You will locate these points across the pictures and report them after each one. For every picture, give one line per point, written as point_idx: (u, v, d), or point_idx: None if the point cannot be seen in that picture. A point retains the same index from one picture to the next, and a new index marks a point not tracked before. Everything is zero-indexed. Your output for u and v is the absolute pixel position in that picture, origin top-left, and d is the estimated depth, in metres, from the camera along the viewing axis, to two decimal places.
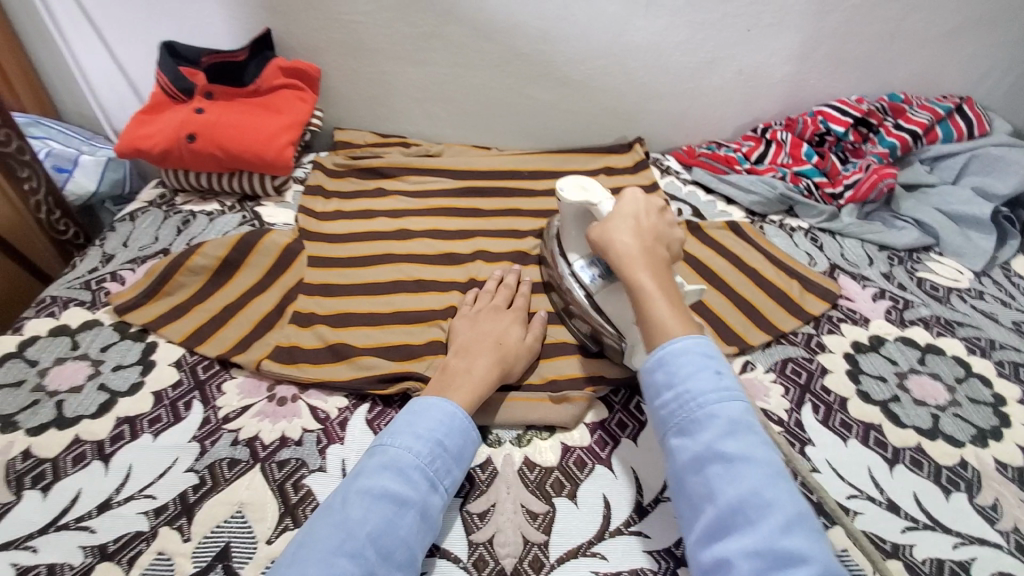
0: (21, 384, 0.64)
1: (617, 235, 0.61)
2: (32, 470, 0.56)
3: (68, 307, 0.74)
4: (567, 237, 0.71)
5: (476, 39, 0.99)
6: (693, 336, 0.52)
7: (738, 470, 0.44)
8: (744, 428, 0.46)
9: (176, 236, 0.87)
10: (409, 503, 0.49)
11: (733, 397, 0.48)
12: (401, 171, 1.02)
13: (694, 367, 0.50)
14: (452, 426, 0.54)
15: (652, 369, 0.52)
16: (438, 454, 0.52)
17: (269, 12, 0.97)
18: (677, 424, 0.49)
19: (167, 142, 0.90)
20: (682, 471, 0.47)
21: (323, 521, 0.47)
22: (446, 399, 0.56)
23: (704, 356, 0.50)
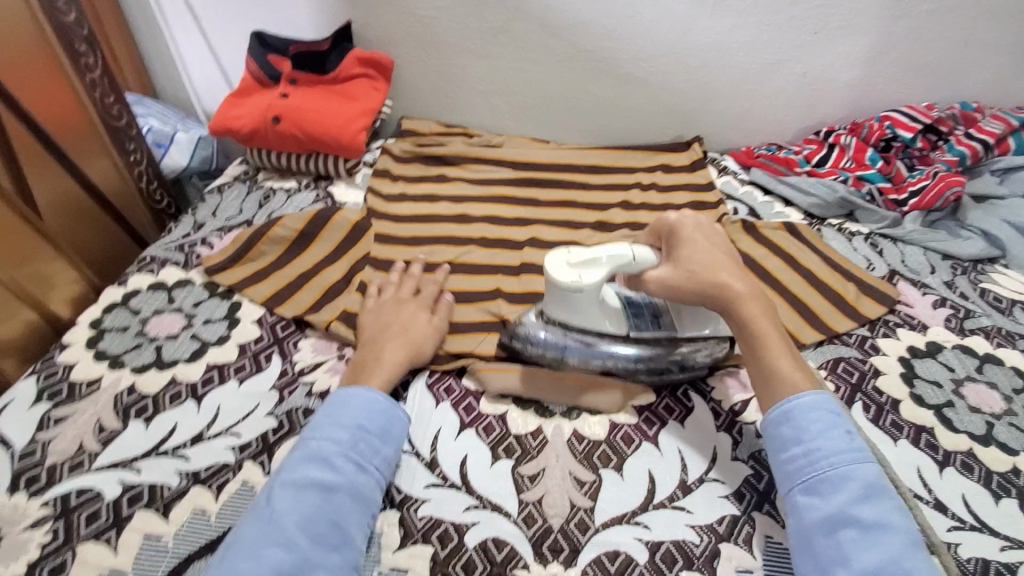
0: (126, 329, 0.71)
1: (720, 275, 0.60)
2: (136, 403, 0.62)
3: (165, 265, 0.82)
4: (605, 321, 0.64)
5: (542, 35, 1.03)
6: (818, 389, 0.55)
7: (876, 537, 0.45)
8: (881, 494, 0.48)
9: (258, 209, 0.94)
10: (339, 487, 0.51)
11: (865, 461, 0.50)
12: (463, 160, 1.07)
13: (824, 427, 0.52)
14: (373, 409, 0.56)
15: (778, 422, 0.54)
16: (363, 437, 0.54)
17: (351, 6, 1.03)
18: (806, 482, 0.50)
19: (254, 123, 0.98)
20: (809, 528, 0.48)
21: (250, 518, 0.48)
22: (368, 388, 0.58)
23: (833, 414, 0.53)
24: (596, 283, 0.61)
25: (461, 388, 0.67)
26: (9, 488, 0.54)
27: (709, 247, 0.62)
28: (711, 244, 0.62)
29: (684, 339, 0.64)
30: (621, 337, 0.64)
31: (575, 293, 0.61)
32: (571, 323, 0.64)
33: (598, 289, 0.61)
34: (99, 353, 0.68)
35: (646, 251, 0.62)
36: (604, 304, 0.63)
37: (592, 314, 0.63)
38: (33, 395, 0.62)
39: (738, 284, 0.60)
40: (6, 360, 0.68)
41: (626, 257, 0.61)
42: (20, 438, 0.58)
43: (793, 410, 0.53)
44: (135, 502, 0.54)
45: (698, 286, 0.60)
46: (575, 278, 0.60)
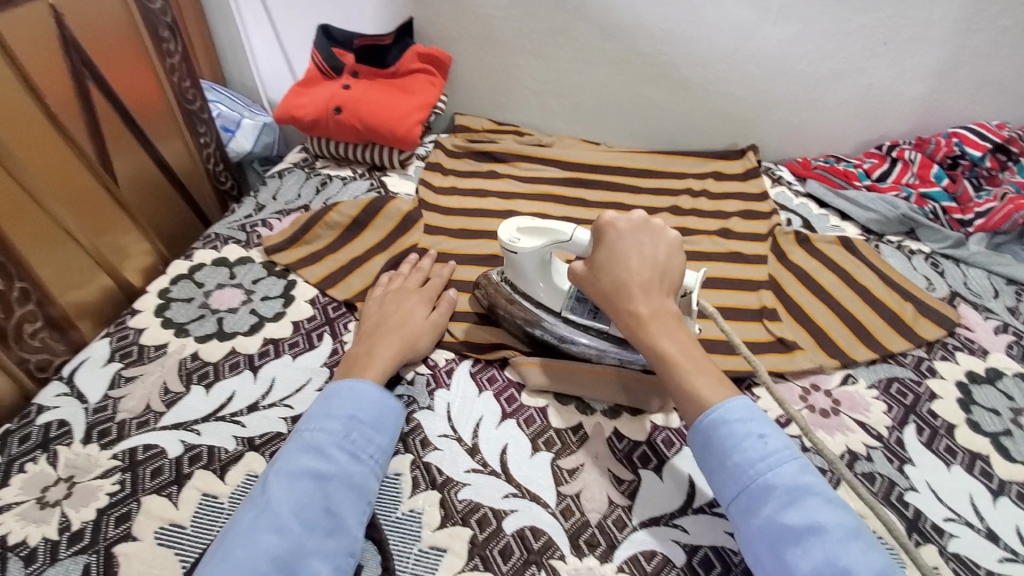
0: (190, 301, 0.75)
1: (629, 293, 0.58)
2: (198, 369, 0.66)
3: (228, 243, 0.85)
4: (539, 292, 0.67)
5: (600, 37, 1.03)
6: (738, 398, 0.53)
7: (808, 542, 0.45)
8: (807, 495, 0.47)
9: (316, 195, 0.98)
10: (333, 476, 0.50)
11: (785, 462, 0.49)
12: (514, 157, 1.08)
13: (740, 438, 0.50)
14: (368, 400, 0.56)
15: (698, 445, 0.52)
16: (356, 426, 0.54)
17: (414, 3, 1.06)
18: (739, 498, 0.49)
19: (317, 112, 1.01)
20: (753, 545, 0.47)
21: (243, 510, 0.48)
22: (364, 379, 0.58)
23: (748, 419, 0.51)
24: (531, 252, 0.65)
25: (504, 378, 0.68)
26: (82, 438, 0.58)
27: (621, 261, 0.59)
28: (630, 256, 0.59)
29: (610, 338, 0.64)
30: (555, 311, 0.67)
31: (513, 255, 0.66)
32: (518, 286, 0.69)
33: (533, 258, 0.65)
34: (166, 321, 0.72)
35: (587, 236, 0.62)
36: (546, 273, 0.66)
37: (531, 281, 0.67)
38: (106, 355, 0.66)
39: (646, 304, 0.57)
40: (85, 322, 0.71)
41: (565, 235, 0.63)
42: (94, 394, 0.62)
43: (707, 427, 0.52)
44: (195, 462, 0.57)
45: (607, 300, 0.59)
46: (513, 241, 0.65)
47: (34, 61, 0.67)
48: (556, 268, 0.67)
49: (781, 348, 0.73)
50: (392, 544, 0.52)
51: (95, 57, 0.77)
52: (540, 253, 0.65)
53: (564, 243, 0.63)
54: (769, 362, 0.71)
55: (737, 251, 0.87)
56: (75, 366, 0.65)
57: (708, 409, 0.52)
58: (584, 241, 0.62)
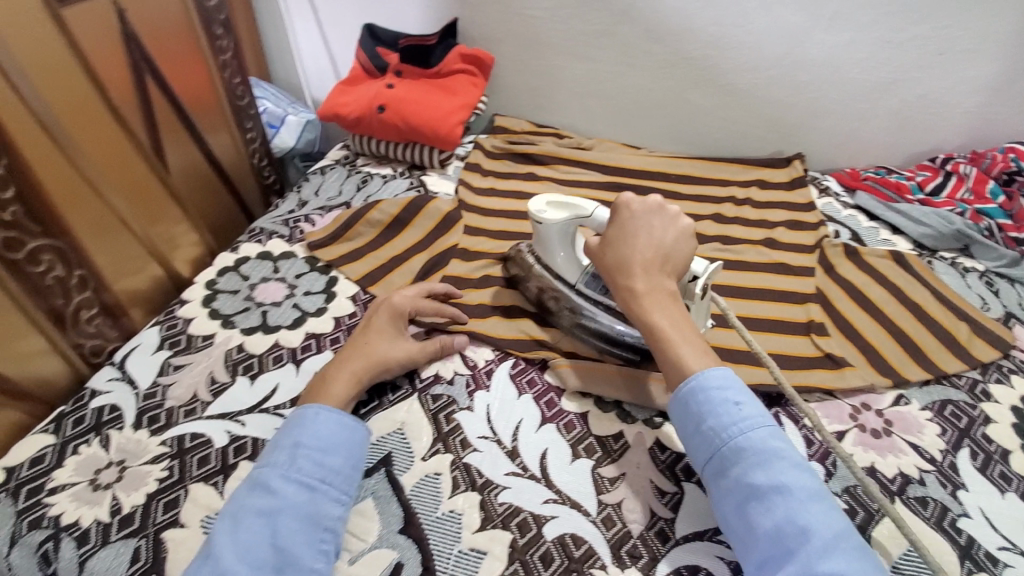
0: (236, 293, 0.76)
1: (628, 268, 0.60)
2: (243, 361, 0.67)
3: (272, 238, 0.87)
4: (558, 260, 0.70)
5: (646, 40, 1.02)
6: (722, 370, 0.53)
7: (772, 502, 0.46)
8: (774, 458, 0.48)
9: (357, 192, 0.99)
10: (282, 509, 0.48)
11: (755, 427, 0.50)
12: (553, 160, 1.08)
13: (716, 404, 0.51)
14: (315, 425, 0.54)
15: (676, 412, 0.53)
16: (302, 454, 0.52)
17: (460, 4, 1.07)
18: (711, 461, 0.51)
19: (361, 110, 1.02)
20: (722, 505, 0.49)
21: (199, 556, 0.47)
22: (313, 406, 0.56)
23: (726, 386, 0.52)
24: (555, 223, 0.67)
25: (543, 382, 0.67)
26: (133, 424, 0.60)
27: (629, 238, 0.61)
28: (639, 235, 0.61)
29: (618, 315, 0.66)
30: (570, 283, 0.70)
31: (538, 226, 0.69)
32: (540, 257, 0.72)
33: (557, 229, 0.68)
34: (213, 312, 0.73)
35: (605, 214, 0.65)
36: (569, 247, 0.69)
37: (551, 251, 0.70)
38: (156, 343, 0.68)
39: (643, 282, 0.59)
40: (135, 309, 0.73)
41: (587, 211, 0.66)
42: (144, 380, 0.64)
43: (686, 394, 0.53)
44: (240, 452, 0.58)
45: (609, 275, 0.62)
46: (540, 212, 0.68)
47: (100, 55, 0.68)
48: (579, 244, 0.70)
49: (830, 364, 0.71)
50: (431, 544, 0.52)
51: (153, 52, 0.79)
52: (564, 224, 0.68)
53: (584, 218, 0.66)
54: (818, 378, 0.69)
55: (782, 262, 0.85)
56: (127, 352, 0.67)
57: (689, 376, 0.53)
58: (604, 218, 0.65)
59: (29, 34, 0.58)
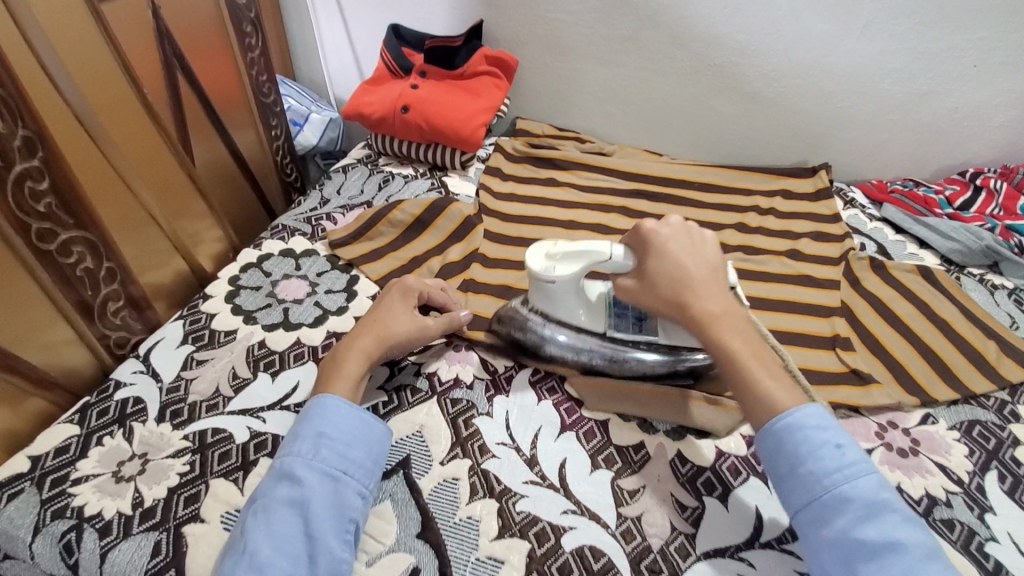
0: (258, 289, 0.77)
1: (695, 293, 0.56)
2: (265, 357, 0.68)
3: (295, 235, 0.87)
4: (580, 314, 0.64)
5: (672, 46, 1.01)
6: (807, 404, 0.51)
7: (884, 559, 0.45)
8: (883, 511, 0.47)
9: (378, 192, 0.99)
10: (307, 499, 0.50)
11: (859, 475, 0.48)
12: (574, 165, 1.07)
13: (817, 447, 0.49)
14: (334, 415, 0.55)
15: (767, 450, 0.51)
16: (324, 443, 0.53)
17: (485, 6, 1.06)
18: (807, 508, 0.49)
19: (385, 111, 1.02)
20: (818, 555, 0.48)
21: (232, 550, 0.48)
22: (329, 395, 0.57)
23: (825, 429, 0.50)
24: (572, 278, 0.61)
25: (563, 390, 0.67)
26: (156, 417, 0.60)
27: (675, 263, 0.58)
28: (682, 256, 0.58)
29: (661, 348, 0.63)
30: (598, 333, 0.65)
31: (549, 285, 0.63)
32: (553, 314, 0.65)
33: (572, 284, 0.62)
34: (236, 307, 0.74)
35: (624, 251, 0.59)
36: (584, 297, 0.64)
37: (569, 306, 0.64)
38: (179, 337, 0.69)
39: (716, 304, 0.56)
40: (159, 303, 0.73)
41: (601, 255, 0.60)
42: (167, 374, 0.64)
43: (780, 432, 0.50)
44: (260, 449, 0.58)
45: (667, 307, 0.57)
46: (548, 270, 0.62)
47: (135, 51, 0.68)
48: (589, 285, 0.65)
49: (855, 380, 0.69)
50: (449, 550, 0.52)
51: (184, 47, 0.79)
52: (578, 274, 0.61)
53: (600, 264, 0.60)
54: (842, 394, 0.67)
55: (806, 274, 0.84)
56: (150, 346, 0.67)
57: (782, 414, 0.51)
58: (621, 256, 0.60)
59: (72, 27, 0.58)
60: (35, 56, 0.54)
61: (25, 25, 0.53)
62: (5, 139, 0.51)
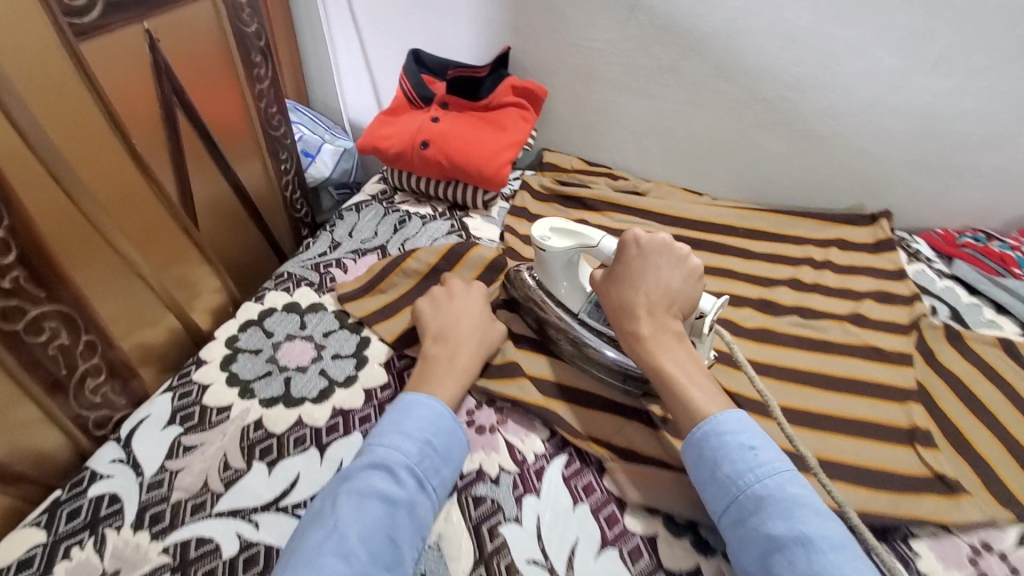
0: (258, 353, 0.69)
1: (632, 312, 0.60)
2: (261, 442, 0.59)
3: (301, 286, 0.79)
4: (562, 291, 0.68)
5: (717, 78, 0.91)
6: (729, 412, 0.54)
7: (794, 552, 0.45)
8: (794, 506, 0.47)
9: (393, 235, 0.91)
10: (402, 502, 0.50)
11: (773, 474, 0.49)
12: (607, 206, 0.98)
13: (731, 450, 0.51)
14: (441, 425, 0.56)
15: (691, 459, 0.53)
16: (427, 450, 0.54)
17: (513, 32, 0.97)
18: (729, 510, 0.50)
19: (403, 145, 0.94)
20: (744, 557, 0.47)
21: (314, 525, 0.48)
22: (436, 399, 0.58)
23: (741, 434, 0.52)
24: (561, 252, 0.65)
25: (603, 489, 0.58)
26: (133, 522, 0.52)
27: (635, 282, 0.60)
28: (644, 278, 0.60)
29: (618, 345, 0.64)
30: (571, 312, 0.67)
31: (542, 254, 0.67)
32: (543, 284, 0.69)
33: (559, 257, 0.66)
34: (232, 377, 0.66)
35: (612, 245, 0.63)
36: (573, 275, 0.67)
37: (554, 279, 0.68)
38: (166, 415, 0.61)
39: (651, 327, 0.59)
40: (146, 369, 0.66)
41: (592, 240, 0.64)
42: (149, 464, 0.56)
43: (699, 439, 0.53)
44: (250, 566, 0.50)
45: (612, 314, 0.62)
46: (544, 239, 0.66)
47: (124, 90, 0.60)
48: (580, 269, 0.68)
49: (942, 489, 0.60)
50: None
51: (185, 81, 0.71)
52: (568, 253, 0.66)
53: (589, 248, 0.64)
54: (927, 507, 0.58)
55: (873, 345, 0.75)
56: (134, 426, 0.60)
57: (701, 423, 0.54)
58: (611, 247, 0.63)
59: (42, 70, 0.50)
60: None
61: None
62: None
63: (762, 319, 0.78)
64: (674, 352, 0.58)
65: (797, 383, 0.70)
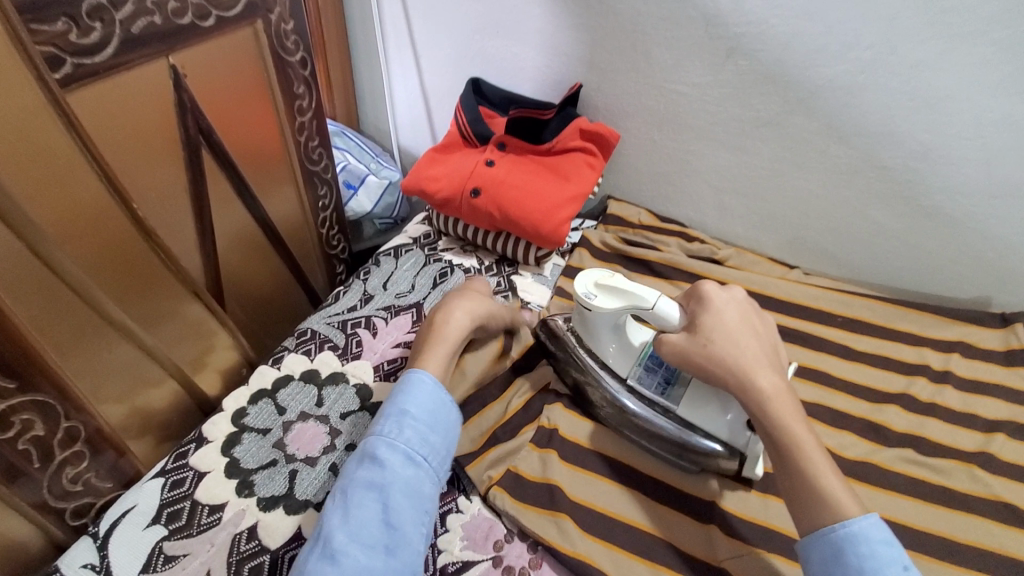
0: (266, 435, 0.60)
1: (751, 361, 0.52)
2: (253, 559, 0.51)
3: (323, 350, 0.70)
4: (610, 354, 0.61)
5: (826, 138, 0.76)
6: (874, 514, 0.45)
7: None
8: None
9: (432, 290, 0.81)
10: (389, 483, 0.48)
11: None
12: (677, 274, 0.85)
13: (880, 565, 0.42)
14: (418, 395, 0.53)
15: (820, 558, 0.44)
16: (408, 424, 0.52)
17: (586, 67, 0.85)
18: None
19: (452, 190, 0.84)
20: None
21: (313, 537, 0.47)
22: (414, 371, 0.56)
23: (890, 547, 0.44)
24: (609, 313, 0.58)
25: None
26: None
27: (741, 328, 0.54)
28: (747, 326, 0.54)
29: (678, 420, 0.57)
30: (620, 378, 0.61)
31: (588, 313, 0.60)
32: (586, 341, 0.63)
33: (608, 318, 0.60)
34: (232, 466, 0.57)
35: (671, 305, 0.55)
36: (622, 336, 0.61)
37: (602, 341, 0.62)
38: (151, 511, 0.53)
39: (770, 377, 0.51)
40: (139, 442, 0.58)
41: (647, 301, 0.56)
42: None
43: (837, 539, 0.44)
44: None
45: (721, 369, 0.52)
46: (589, 298, 0.59)
47: (130, 138, 0.52)
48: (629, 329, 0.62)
49: None
50: None
51: (213, 120, 0.63)
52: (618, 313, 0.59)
53: (643, 310, 0.56)
54: None
55: (1007, 502, 0.60)
56: (114, 521, 0.52)
57: (842, 519, 0.45)
58: (670, 312, 0.56)
59: (14, 130, 0.42)
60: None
61: None
62: None
63: (867, 449, 0.65)
64: (839, 490, 0.46)
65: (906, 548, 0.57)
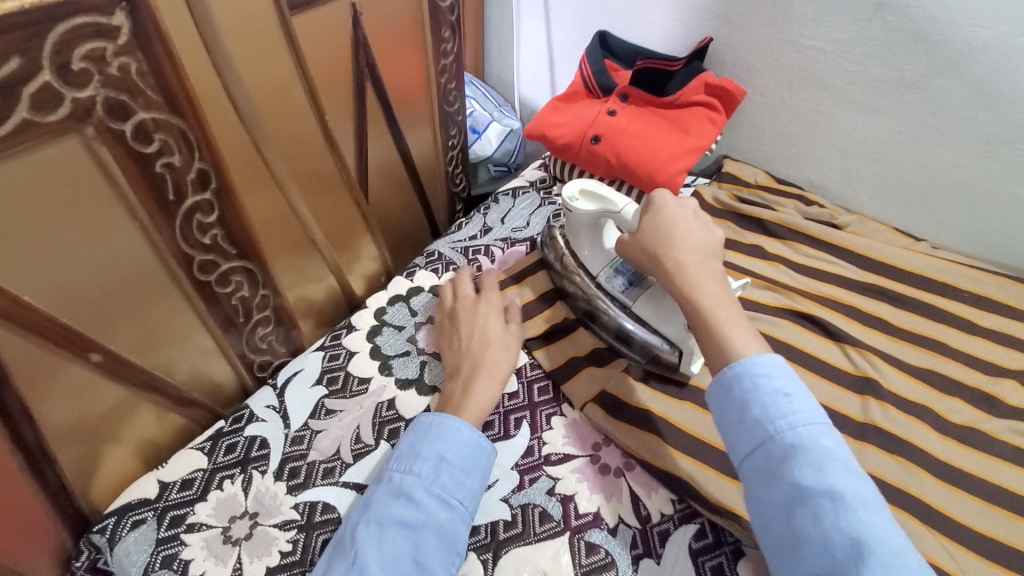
0: (401, 330, 0.71)
1: (670, 244, 0.54)
2: (392, 423, 0.61)
3: (449, 269, 0.79)
4: (585, 254, 0.69)
5: (973, 104, 0.71)
6: (767, 353, 0.48)
7: (820, 506, 0.40)
8: (834, 461, 0.42)
9: (544, 228, 0.87)
10: (424, 525, 0.48)
11: (810, 425, 0.44)
12: (791, 234, 0.85)
13: (765, 394, 0.46)
14: (456, 439, 0.54)
15: (717, 400, 0.48)
16: (444, 469, 0.52)
17: (718, 21, 0.85)
18: (751, 455, 0.45)
19: (573, 137, 0.89)
20: (763, 502, 0.43)
21: (336, 557, 0.47)
22: (449, 417, 0.56)
23: (771, 376, 0.46)
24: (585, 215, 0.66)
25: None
26: (275, 471, 0.57)
27: (668, 224, 0.56)
28: (675, 223, 0.55)
29: (634, 316, 0.64)
30: (592, 275, 0.68)
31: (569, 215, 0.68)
32: (571, 245, 0.71)
33: (586, 220, 0.67)
34: (375, 350, 0.68)
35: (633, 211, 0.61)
36: (597, 239, 0.68)
37: (580, 242, 0.69)
38: (316, 374, 0.65)
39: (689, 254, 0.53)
40: (304, 323, 0.71)
41: (617, 206, 0.63)
42: (296, 419, 0.61)
43: (728, 379, 0.47)
44: None
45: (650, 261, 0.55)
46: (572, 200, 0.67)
47: (322, 64, 0.62)
48: (607, 233, 0.68)
49: None
50: None
51: (378, 57, 0.72)
52: (593, 217, 0.66)
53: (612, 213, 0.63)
54: None
55: None
56: (288, 378, 0.65)
57: (733, 363, 0.47)
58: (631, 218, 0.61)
59: (256, 49, 0.52)
60: (210, 58, 0.49)
61: (213, 47, 0.48)
62: (179, 172, 0.49)
63: (975, 417, 0.63)
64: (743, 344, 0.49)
65: (1006, 510, 0.56)
